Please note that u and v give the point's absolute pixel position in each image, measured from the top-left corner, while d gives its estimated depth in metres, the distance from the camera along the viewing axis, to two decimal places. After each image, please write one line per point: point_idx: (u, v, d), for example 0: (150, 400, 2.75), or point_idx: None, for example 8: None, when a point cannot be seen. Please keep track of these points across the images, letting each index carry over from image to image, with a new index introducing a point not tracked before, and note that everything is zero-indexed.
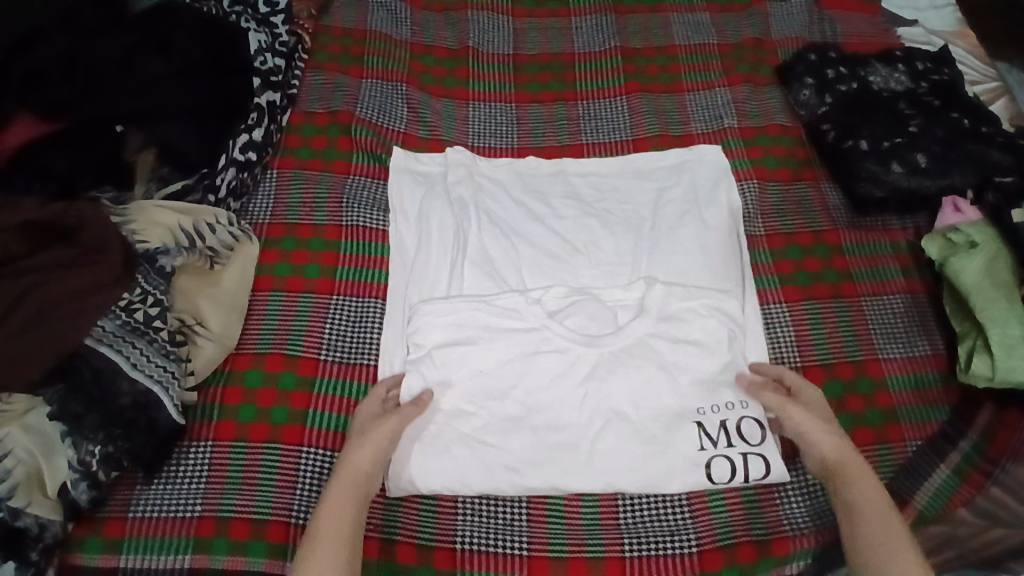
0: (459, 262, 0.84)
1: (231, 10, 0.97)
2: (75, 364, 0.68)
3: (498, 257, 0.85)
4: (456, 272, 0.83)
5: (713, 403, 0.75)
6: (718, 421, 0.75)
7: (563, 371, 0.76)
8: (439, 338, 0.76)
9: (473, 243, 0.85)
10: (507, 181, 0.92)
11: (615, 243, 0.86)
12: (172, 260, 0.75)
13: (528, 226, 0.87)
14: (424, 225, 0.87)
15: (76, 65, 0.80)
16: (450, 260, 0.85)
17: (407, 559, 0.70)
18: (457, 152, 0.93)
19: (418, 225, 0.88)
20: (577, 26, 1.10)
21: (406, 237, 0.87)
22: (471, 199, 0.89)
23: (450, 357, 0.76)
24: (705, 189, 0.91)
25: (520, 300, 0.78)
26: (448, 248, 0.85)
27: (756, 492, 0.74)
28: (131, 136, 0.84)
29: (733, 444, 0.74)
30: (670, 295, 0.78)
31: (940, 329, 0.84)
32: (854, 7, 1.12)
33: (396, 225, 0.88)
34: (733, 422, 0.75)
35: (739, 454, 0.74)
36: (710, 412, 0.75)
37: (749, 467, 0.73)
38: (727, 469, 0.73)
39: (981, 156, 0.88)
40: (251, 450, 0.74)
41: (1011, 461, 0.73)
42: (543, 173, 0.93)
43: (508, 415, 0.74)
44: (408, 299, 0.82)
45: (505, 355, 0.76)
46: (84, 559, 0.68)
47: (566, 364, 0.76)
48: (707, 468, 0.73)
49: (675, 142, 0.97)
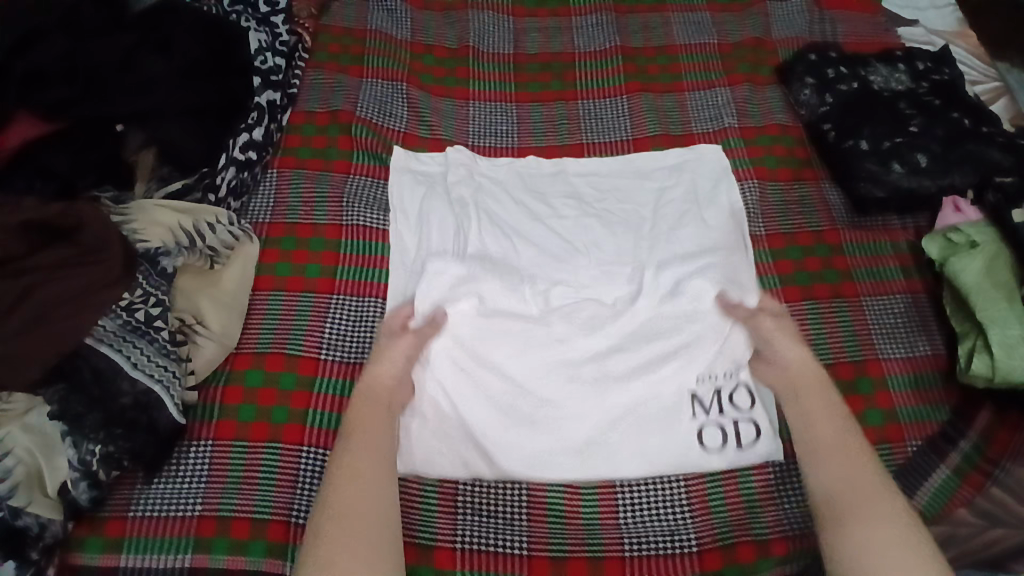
0: (461, 263, 0.84)
1: (231, 10, 0.98)
2: (75, 364, 0.68)
3: (498, 263, 0.84)
4: (455, 273, 0.83)
5: (709, 371, 0.79)
6: (712, 389, 0.78)
7: (559, 362, 0.78)
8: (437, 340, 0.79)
9: (474, 249, 0.85)
10: (507, 180, 0.92)
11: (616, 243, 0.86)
12: (172, 261, 0.75)
13: (530, 228, 0.88)
14: (424, 225, 0.87)
15: (76, 65, 0.80)
16: (450, 263, 0.84)
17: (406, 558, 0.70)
18: (457, 152, 0.93)
19: (418, 226, 0.87)
20: (577, 25, 1.10)
21: (406, 237, 0.87)
22: (472, 200, 0.89)
23: (451, 354, 0.78)
24: (704, 189, 0.91)
25: (518, 304, 0.82)
26: (452, 251, 0.85)
27: (756, 485, 0.74)
28: (132, 136, 0.83)
29: (725, 412, 0.77)
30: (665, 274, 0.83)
31: (940, 329, 0.84)
32: (855, 7, 1.12)
33: (396, 225, 0.88)
34: (727, 390, 0.78)
35: (731, 421, 0.77)
36: (703, 385, 0.78)
37: (741, 431, 0.76)
38: (719, 435, 0.76)
39: (981, 156, 0.88)
40: (251, 450, 0.74)
41: (1011, 462, 0.74)
42: (543, 173, 0.93)
43: (507, 409, 0.76)
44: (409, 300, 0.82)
45: (501, 352, 0.78)
46: (84, 559, 0.68)
47: (568, 361, 0.78)
48: (699, 434, 0.76)
49: (676, 143, 0.97)
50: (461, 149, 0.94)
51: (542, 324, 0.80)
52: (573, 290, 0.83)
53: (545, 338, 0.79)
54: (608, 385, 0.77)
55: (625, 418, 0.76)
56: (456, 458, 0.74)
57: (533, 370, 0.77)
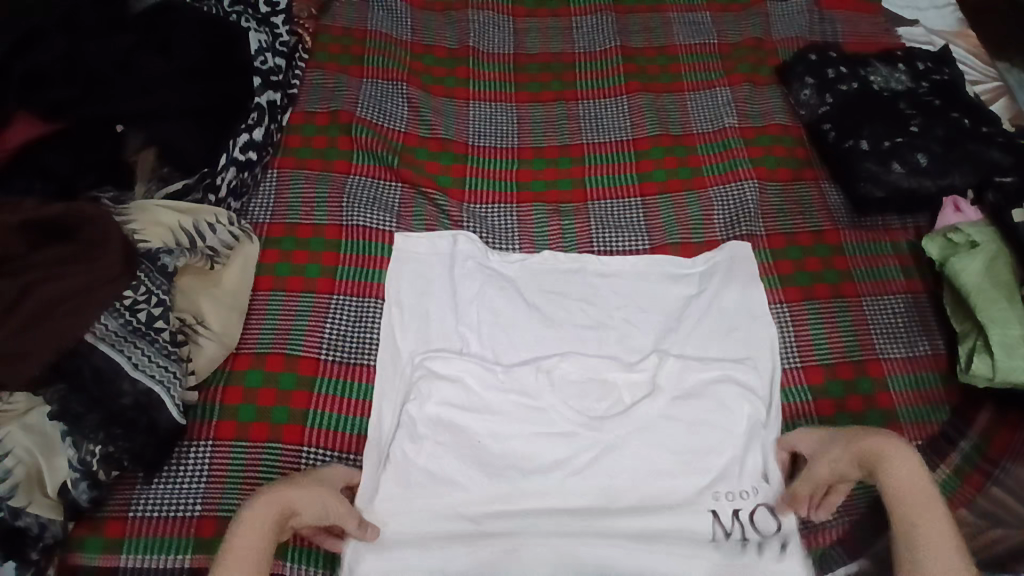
0: (463, 379, 0.76)
1: (231, 10, 0.97)
2: (76, 364, 0.67)
3: (502, 349, 0.80)
4: (451, 391, 0.75)
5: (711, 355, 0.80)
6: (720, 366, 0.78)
7: (556, 458, 0.72)
8: (422, 466, 0.71)
9: (471, 339, 0.80)
10: (512, 246, 0.89)
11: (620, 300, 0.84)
12: (174, 260, 0.75)
13: (541, 335, 0.81)
14: (425, 287, 0.84)
15: (76, 66, 0.80)
16: (450, 379, 0.76)
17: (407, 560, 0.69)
18: (467, 211, 0.91)
19: (419, 286, 0.84)
20: (577, 25, 1.10)
21: (405, 296, 0.83)
22: (477, 297, 0.83)
23: (436, 476, 0.71)
24: (720, 224, 0.91)
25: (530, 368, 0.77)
26: (452, 364, 0.76)
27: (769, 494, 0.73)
28: (132, 136, 0.83)
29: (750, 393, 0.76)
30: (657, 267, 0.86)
31: (940, 329, 0.84)
32: (854, 7, 1.12)
33: (392, 284, 0.84)
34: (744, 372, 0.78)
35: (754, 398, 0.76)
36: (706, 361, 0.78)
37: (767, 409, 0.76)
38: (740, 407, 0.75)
39: (981, 156, 0.88)
40: (251, 450, 0.74)
41: (1012, 462, 0.74)
42: (549, 210, 0.92)
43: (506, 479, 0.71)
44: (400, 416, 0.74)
45: (490, 462, 0.72)
46: (84, 559, 0.68)
47: (570, 449, 0.73)
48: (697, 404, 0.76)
49: (679, 162, 0.96)
50: (472, 238, 0.87)
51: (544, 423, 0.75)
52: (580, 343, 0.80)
53: (531, 441, 0.73)
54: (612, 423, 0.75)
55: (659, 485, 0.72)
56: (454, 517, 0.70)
57: (519, 494, 0.71)
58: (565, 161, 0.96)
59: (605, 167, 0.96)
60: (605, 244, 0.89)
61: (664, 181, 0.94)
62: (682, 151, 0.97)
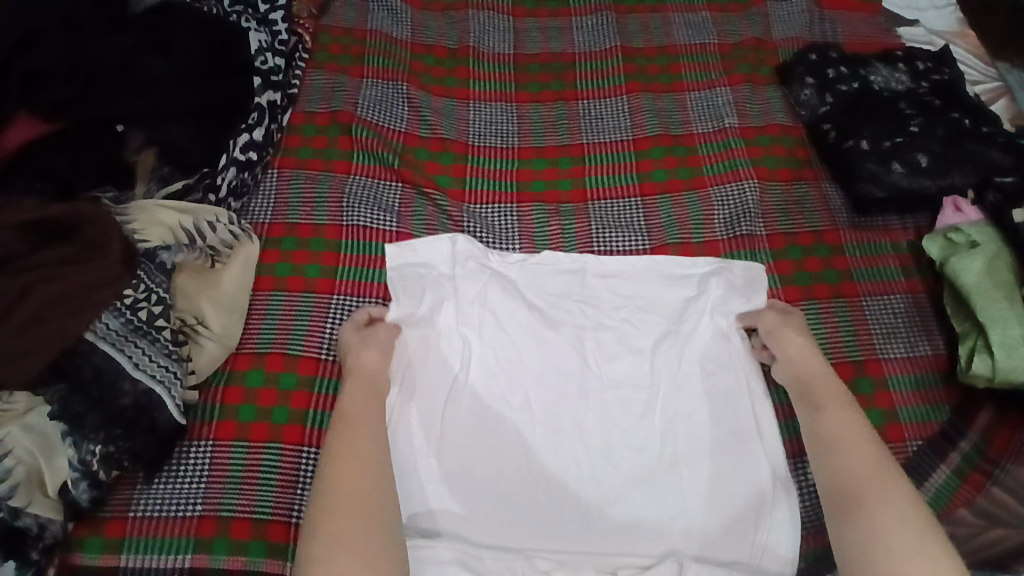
0: (458, 388, 0.77)
1: (231, 10, 0.97)
2: (76, 363, 0.68)
3: (507, 345, 0.80)
4: (454, 398, 0.77)
5: (711, 356, 0.80)
6: (715, 371, 0.79)
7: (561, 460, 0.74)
8: (432, 469, 0.73)
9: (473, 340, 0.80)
10: (512, 247, 0.89)
11: (614, 300, 0.84)
12: (172, 256, 0.75)
13: (541, 336, 0.81)
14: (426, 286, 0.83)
15: (76, 66, 0.79)
16: (449, 388, 0.77)
17: (277, 536, 0.70)
18: (467, 212, 0.91)
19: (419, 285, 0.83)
20: (577, 26, 1.10)
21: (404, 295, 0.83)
22: (479, 298, 0.83)
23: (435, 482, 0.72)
24: (720, 223, 0.91)
25: (535, 379, 0.79)
26: (445, 371, 0.78)
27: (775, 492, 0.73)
28: (132, 136, 0.84)
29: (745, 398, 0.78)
30: (658, 267, 0.85)
31: (940, 329, 0.84)
32: (855, 7, 1.12)
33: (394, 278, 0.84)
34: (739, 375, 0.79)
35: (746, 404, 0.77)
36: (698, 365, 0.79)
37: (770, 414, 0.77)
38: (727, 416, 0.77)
39: (981, 156, 0.89)
40: (251, 450, 0.74)
41: (1011, 462, 0.74)
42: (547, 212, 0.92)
43: (513, 482, 0.73)
44: (408, 419, 0.75)
45: (494, 464, 0.74)
46: (84, 559, 0.68)
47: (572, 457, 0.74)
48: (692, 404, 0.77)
49: (679, 162, 0.96)
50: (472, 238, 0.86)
51: (547, 435, 0.76)
52: (579, 345, 0.81)
53: (536, 443, 0.75)
54: (609, 430, 0.76)
55: (660, 497, 0.73)
56: (472, 513, 0.71)
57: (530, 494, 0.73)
58: (565, 160, 0.96)
59: (606, 167, 0.96)
60: (605, 243, 0.89)
61: (665, 181, 0.94)
62: (682, 151, 0.97)
